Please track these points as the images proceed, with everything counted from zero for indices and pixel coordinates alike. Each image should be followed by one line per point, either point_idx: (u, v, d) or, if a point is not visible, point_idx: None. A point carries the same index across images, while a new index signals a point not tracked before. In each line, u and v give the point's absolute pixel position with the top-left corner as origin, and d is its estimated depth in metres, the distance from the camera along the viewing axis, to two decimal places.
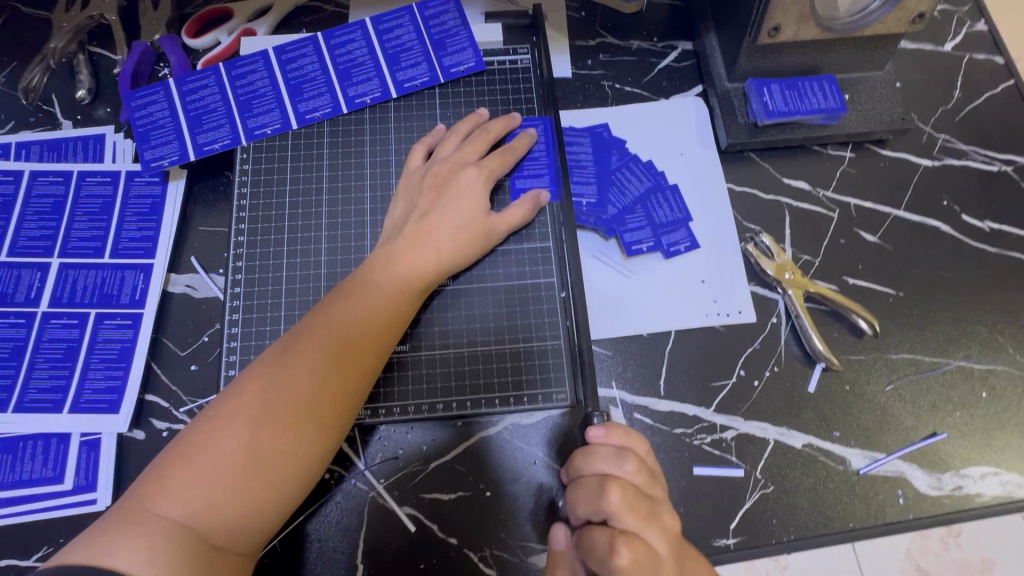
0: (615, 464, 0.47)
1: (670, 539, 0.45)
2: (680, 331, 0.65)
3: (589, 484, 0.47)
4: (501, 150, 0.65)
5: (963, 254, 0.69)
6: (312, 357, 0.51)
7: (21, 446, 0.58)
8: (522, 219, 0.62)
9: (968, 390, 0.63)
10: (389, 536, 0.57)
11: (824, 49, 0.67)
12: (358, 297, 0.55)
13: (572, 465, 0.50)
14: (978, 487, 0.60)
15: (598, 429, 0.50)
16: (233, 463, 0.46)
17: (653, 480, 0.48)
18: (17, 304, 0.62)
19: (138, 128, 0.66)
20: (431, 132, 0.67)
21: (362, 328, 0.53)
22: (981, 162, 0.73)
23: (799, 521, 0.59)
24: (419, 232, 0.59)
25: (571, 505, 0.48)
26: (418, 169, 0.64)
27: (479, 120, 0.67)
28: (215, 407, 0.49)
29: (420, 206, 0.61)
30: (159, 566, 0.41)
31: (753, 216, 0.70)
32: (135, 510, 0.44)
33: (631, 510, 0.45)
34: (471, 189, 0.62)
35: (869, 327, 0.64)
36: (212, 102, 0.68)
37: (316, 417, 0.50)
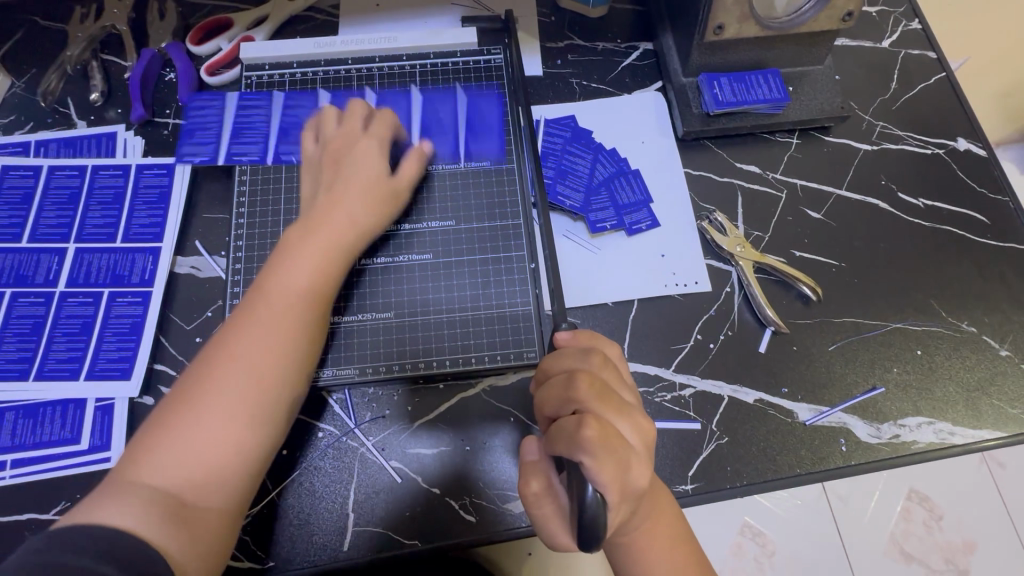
0: (582, 359, 0.50)
1: (636, 429, 0.47)
2: (642, 300, 0.71)
3: (557, 381, 0.49)
4: (378, 118, 0.70)
5: (900, 228, 0.75)
6: (252, 329, 0.56)
7: (40, 411, 0.63)
8: (416, 172, 0.70)
9: (905, 349, 0.70)
10: (378, 488, 0.63)
11: (767, 45, 0.75)
12: (286, 270, 0.60)
13: (542, 368, 0.52)
14: (914, 435, 0.66)
15: (565, 333, 0.55)
16: (200, 430, 0.52)
17: (622, 382, 0.51)
18: (37, 284, 0.68)
19: (189, 123, 0.74)
20: (319, 113, 0.72)
21: (295, 295, 0.59)
22: (916, 145, 0.80)
23: (751, 468, 0.65)
24: (329, 202, 0.64)
25: (540, 401, 0.50)
26: (314, 153, 0.69)
27: (363, 112, 0.71)
28: (176, 388, 0.54)
29: (324, 181, 0.66)
30: (141, 519, 0.47)
31: (708, 197, 0.76)
32: (119, 481, 0.49)
33: (598, 396, 0.47)
34: (369, 153, 0.67)
35: (813, 293, 0.71)
36: (259, 121, 0.74)
37: (265, 382, 0.55)
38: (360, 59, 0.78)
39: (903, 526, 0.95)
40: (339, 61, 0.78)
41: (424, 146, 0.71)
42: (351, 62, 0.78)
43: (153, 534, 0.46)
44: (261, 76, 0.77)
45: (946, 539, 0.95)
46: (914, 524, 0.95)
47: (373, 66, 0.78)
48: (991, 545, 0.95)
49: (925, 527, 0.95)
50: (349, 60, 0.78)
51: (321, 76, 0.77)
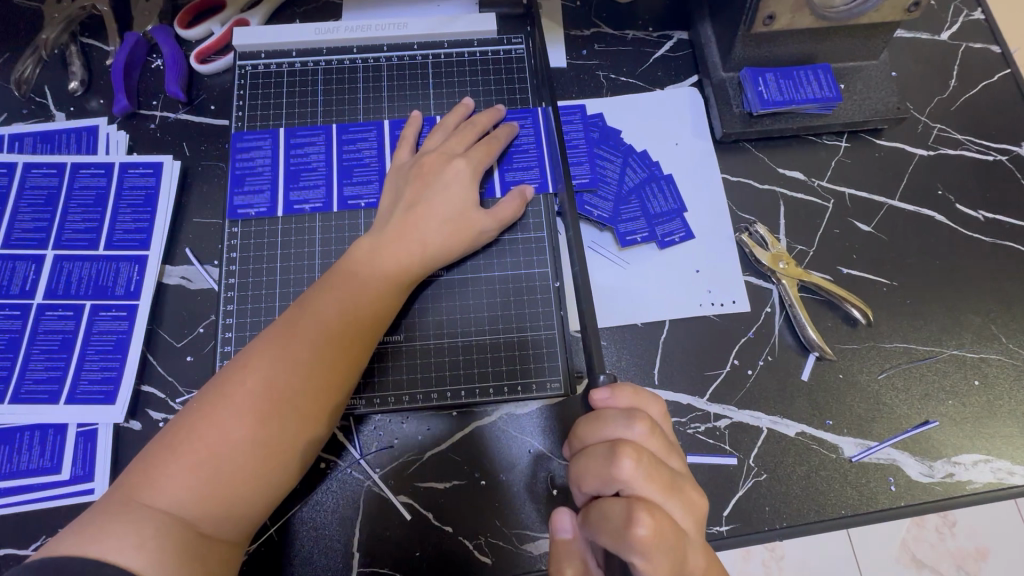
0: (626, 429, 0.47)
1: (686, 508, 0.45)
2: (674, 321, 0.65)
3: (599, 452, 0.47)
4: (487, 140, 0.65)
5: (957, 244, 0.69)
6: (301, 347, 0.51)
7: (18, 437, 0.58)
8: (513, 216, 0.63)
9: (961, 378, 0.64)
10: (385, 525, 0.58)
11: (819, 37, 0.67)
12: (342, 288, 0.55)
13: (579, 434, 0.49)
14: (969, 474, 0.61)
15: (604, 391, 0.49)
16: (232, 453, 0.47)
17: (668, 448, 0.48)
18: (12, 295, 0.62)
19: (236, 171, 0.66)
20: (411, 121, 0.67)
21: (351, 318, 0.54)
22: (977, 151, 0.73)
23: (792, 508, 0.59)
24: (407, 224, 0.59)
25: (579, 476, 0.47)
26: (407, 162, 0.64)
27: (465, 111, 0.67)
28: (204, 394, 0.49)
29: (407, 198, 0.61)
30: (142, 553, 0.42)
31: (747, 206, 0.70)
32: (125, 499, 0.44)
33: (646, 476, 0.44)
34: (459, 179, 0.62)
35: (863, 316, 0.64)
36: (315, 160, 0.67)
37: (305, 407, 0.50)
38: (366, 47, 0.71)
39: (914, 530, 0.84)
40: (342, 49, 0.71)
41: (526, 188, 0.64)
42: (356, 51, 0.71)
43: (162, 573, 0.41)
44: (256, 65, 0.70)
45: (957, 546, 0.84)
46: (926, 528, 0.84)
47: (381, 56, 0.71)
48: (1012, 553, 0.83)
49: (936, 532, 0.84)
50: (354, 48, 0.71)
51: (323, 65, 0.70)
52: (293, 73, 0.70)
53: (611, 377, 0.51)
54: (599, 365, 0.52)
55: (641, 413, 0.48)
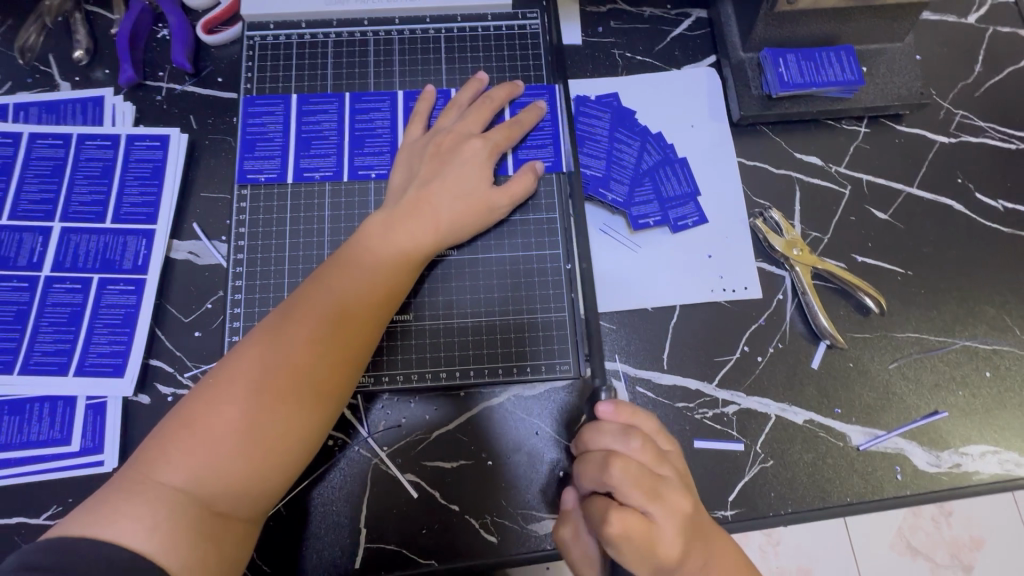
0: (620, 441, 0.47)
1: (671, 515, 0.45)
2: (685, 306, 0.64)
3: (593, 457, 0.48)
4: (508, 123, 0.63)
5: (975, 233, 0.68)
6: (311, 325, 0.51)
7: (28, 408, 0.58)
8: (524, 193, 0.62)
9: (972, 370, 0.63)
10: (392, 502, 0.58)
11: (843, 18, 0.65)
12: (353, 267, 0.55)
13: (581, 437, 0.50)
14: (976, 465, 0.61)
15: (607, 405, 0.50)
16: (242, 430, 0.47)
17: (662, 459, 0.47)
18: (19, 268, 0.62)
19: (246, 135, 0.65)
20: (424, 96, 0.65)
21: (363, 296, 0.54)
22: (1000, 139, 0.71)
23: (797, 495, 0.59)
24: (420, 200, 0.58)
25: (576, 474, 0.49)
26: (419, 138, 0.63)
27: (478, 87, 0.65)
28: (215, 372, 0.49)
29: (422, 174, 0.60)
30: (154, 533, 0.42)
31: (763, 191, 0.69)
32: (138, 476, 0.44)
33: (630, 484, 0.45)
34: (475, 160, 0.61)
35: (875, 305, 0.64)
36: (326, 129, 0.66)
37: (317, 386, 0.50)
38: (377, 20, 0.69)
39: (911, 519, 0.84)
40: (352, 21, 0.69)
41: (537, 163, 0.63)
42: (367, 23, 0.69)
43: (172, 552, 0.42)
44: (264, 36, 0.68)
45: (954, 535, 0.84)
46: (924, 518, 0.84)
47: (392, 29, 0.69)
48: (1006, 543, 0.84)
49: (933, 521, 0.84)
50: (364, 20, 0.69)
51: (333, 38, 0.69)
52: (302, 46, 0.68)
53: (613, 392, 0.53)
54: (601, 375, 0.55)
55: (639, 428, 0.48)
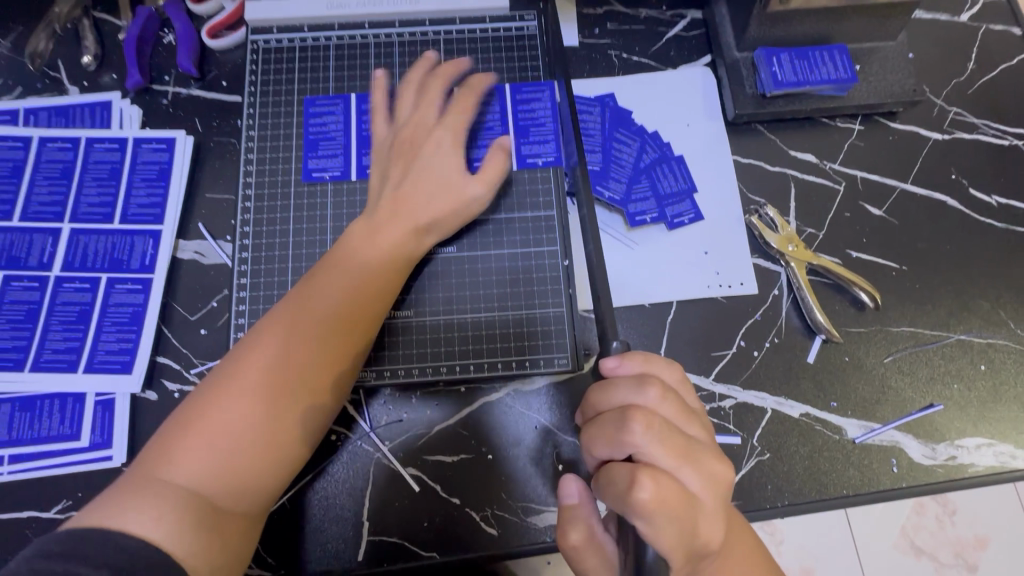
0: (638, 394, 0.47)
1: (702, 477, 0.45)
2: (682, 301, 0.65)
3: (609, 417, 0.47)
4: (463, 104, 0.64)
5: (969, 229, 0.68)
6: (308, 324, 0.53)
7: (39, 404, 0.60)
8: (497, 175, 0.62)
9: (967, 363, 0.64)
10: (395, 495, 0.59)
11: (836, 17, 0.66)
12: (344, 268, 0.56)
13: (591, 401, 0.50)
14: (972, 457, 0.61)
15: (614, 360, 0.50)
16: (245, 433, 0.48)
17: (684, 415, 0.48)
18: (30, 268, 0.63)
19: (309, 135, 0.67)
20: (375, 87, 0.66)
21: (356, 295, 0.55)
22: (993, 135, 0.72)
23: (794, 487, 0.60)
24: (395, 200, 0.60)
25: (588, 441, 0.48)
26: (385, 135, 0.64)
27: (428, 71, 0.66)
28: (215, 375, 0.51)
29: (394, 172, 0.61)
30: (161, 527, 0.43)
31: (758, 188, 0.69)
32: (142, 477, 0.46)
33: (656, 443, 0.45)
34: (439, 149, 0.62)
35: (870, 300, 0.65)
36: (334, 130, 0.67)
37: (314, 383, 0.52)
38: (378, 23, 0.71)
39: (915, 518, 0.84)
40: (354, 25, 0.71)
41: (506, 143, 0.64)
42: (368, 26, 0.71)
43: (184, 545, 0.43)
44: (268, 40, 0.70)
45: (957, 535, 0.84)
46: (927, 515, 0.84)
47: (392, 32, 0.71)
48: (1010, 541, 0.83)
49: (937, 520, 0.84)
50: (365, 24, 0.71)
51: (335, 41, 0.70)
52: (305, 50, 0.70)
53: (623, 345, 0.52)
54: (611, 328, 0.53)
55: (653, 379, 0.48)
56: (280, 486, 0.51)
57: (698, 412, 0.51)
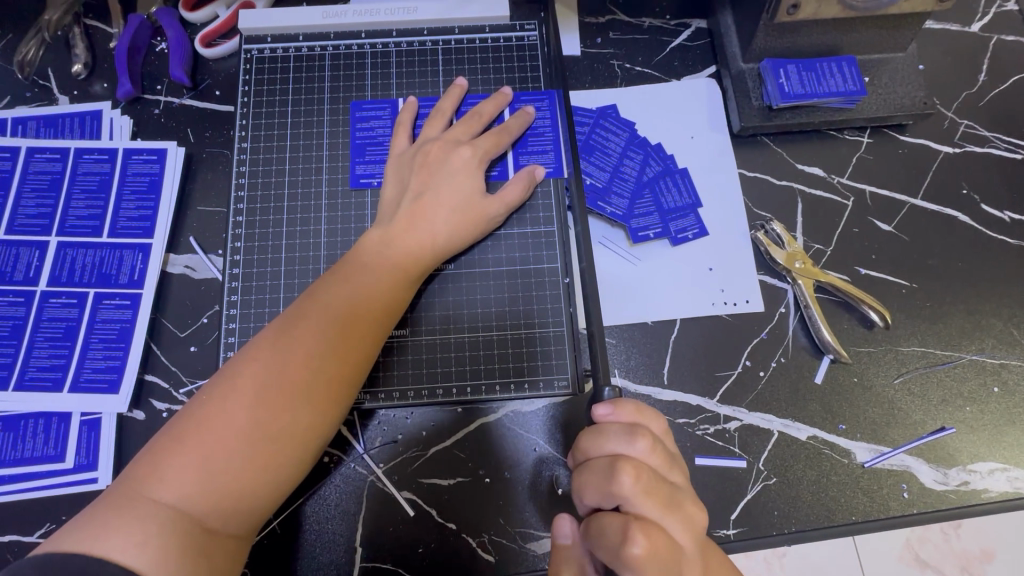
0: (627, 445, 0.46)
1: (687, 525, 0.44)
2: (686, 320, 0.63)
3: (599, 466, 0.46)
4: (497, 130, 0.63)
5: (981, 245, 0.66)
6: (312, 338, 0.51)
7: (22, 424, 0.58)
8: (518, 200, 0.61)
9: (980, 385, 0.62)
10: (388, 520, 0.57)
11: (844, 28, 0.65)
12: (352, 280, 0.54)
13: (581, 446, 0.48)
14: (985, 482, 0.59)
15: (606, 407, 0.48)
16: (239, 450, 0.46)
17: (670, 463, 0.47)
18: (16, 283, 0.62)
19: (357, 140, 0.66)
20: (405, 108, 0.65)
21: (363, 308, 0.53)
22: (1005, 149, 0.70)
23: (802, 513, 0.58)
24: (415, 213, 0.58)
25: (579, 488, 0.47)
26: (406, 150, 0.63)
27: (457, 91, 0.65)
28: (214, 387, 0.49)
29: (414, 187, 0.59)
30: (145, 552, 0.41)
31: (764, 202, 0.68)
32: (130, 494, 0.44)
33: (645, 494, 0.44)
34: (465, 168, 0.60)
35: (880, 319, 0.62)
36: (381, 134, 0.66)
37: (316, 400, 0.50)
38: (375, 32, 0.69)
39: (920, 531, 0.77)
40: (350, 34, 0.69)
41: (536, 168, 0.63)
42: (364, 36, 0.69)
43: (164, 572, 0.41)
44: (262, 49, 0.68)
45: (962, 548, 0.77)
46: (932, 529, 0.77)
47: (389, 41, 0.69)
48: None
49: (941, 533, 0.78)
50: (361, 33, 0.69)
51: (331, 51, 0.69)
52: (300, 59, 0.68)
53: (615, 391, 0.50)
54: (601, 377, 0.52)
55: (644, 429, 0.47)
56: (269, 514, 0.49)
57: (678, 457, 0.50)
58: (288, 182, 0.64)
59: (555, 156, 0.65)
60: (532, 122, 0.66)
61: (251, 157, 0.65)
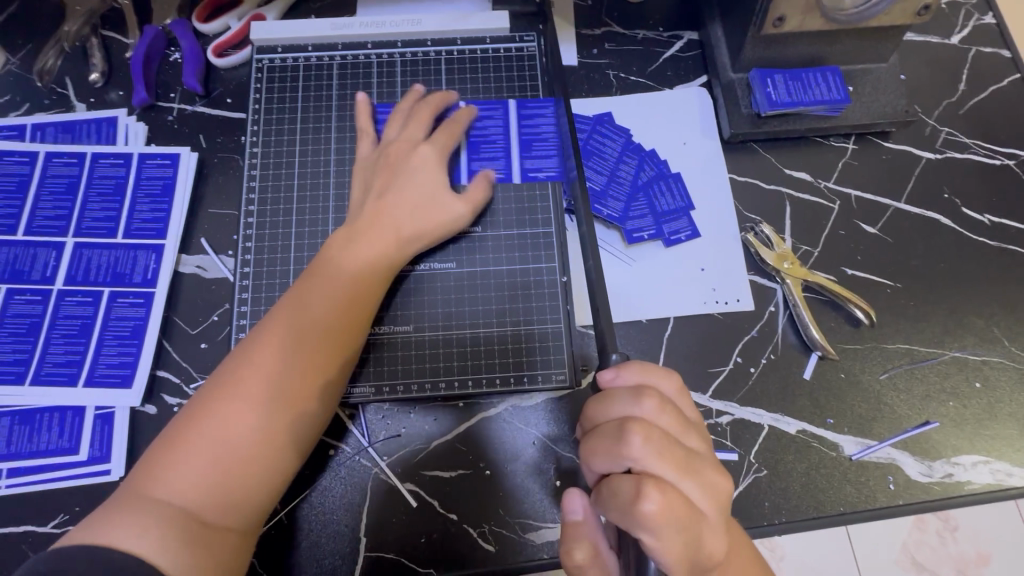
0: (633, 406, 0.48)
1: (704, 488, 0.46)
2: (679, 318, 0.66)
3: (608, 430, 0.48)
4: (446, 126, 0.66)
5: (963, 246, 0.69)
6: (284, 336, 0.53)
7: (38, 418, 0.60)
8: (482, 197, 0.64)
9: (962, 380, 0.64)
10: (392, 511, 0.59)
11: (828, 40, 0.68)
12: (322, 280, 0.57)
13: (589, 414, 0.50)
14: (968, 475, 0.61)
15: (610, 373, 0.51)
16: (229, 445, 0.48)
17: (683, 427, 0.48)
18: (33, 282, 0.64)
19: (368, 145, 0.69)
20: (410, 94, 0.68)
21: (337, 305, 0.55)
22: (985, 155, 0.73)
23: (792, 504, 0.60)
24: (378, 212, 0.60)
25: (588, 455, 0.49)
26: (369, 154, 0.65)
27: (415, 96, 0.68)
28: (200, 394, 0.51)
29: (377, 186, 0.62)
30: (146, 543, 0.43)
31: (754, 206, 0.70)
32: (129, 495, 0.46)
33: (656, 454, 0.45)
34: (426, 166, 0.63)
35: (865, 317, 0.65)
36: None
37: (295, 392, 0.52)
38: (380, 43, 0.72)
39: (916, 533, 0.79)
40: (356, 44, 0.72)
41: (491, 170, 0.66)
42: (370, 46, 0.72)
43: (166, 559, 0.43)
44: (272, 59, 0.71)
45: (959, 550, 0.79)
46: (928, 531, 0.79)
47: (394, 51, 0.72)
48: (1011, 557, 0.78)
49: (938, 535, 0.79)
50: (367, 44, 0.72)
51: (338, 60, 0.72)
52: (308, 69, 0.71)
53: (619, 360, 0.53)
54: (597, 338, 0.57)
55: (650, 390, 0.49)
56: (277, 502, 0.51)
57: (698, 422, 0.51)
58: (296, 186, 0.67)
59: (553, 160, 0.68)
60: (474, 121, 0.69)
61: (261, 161, 0.68)
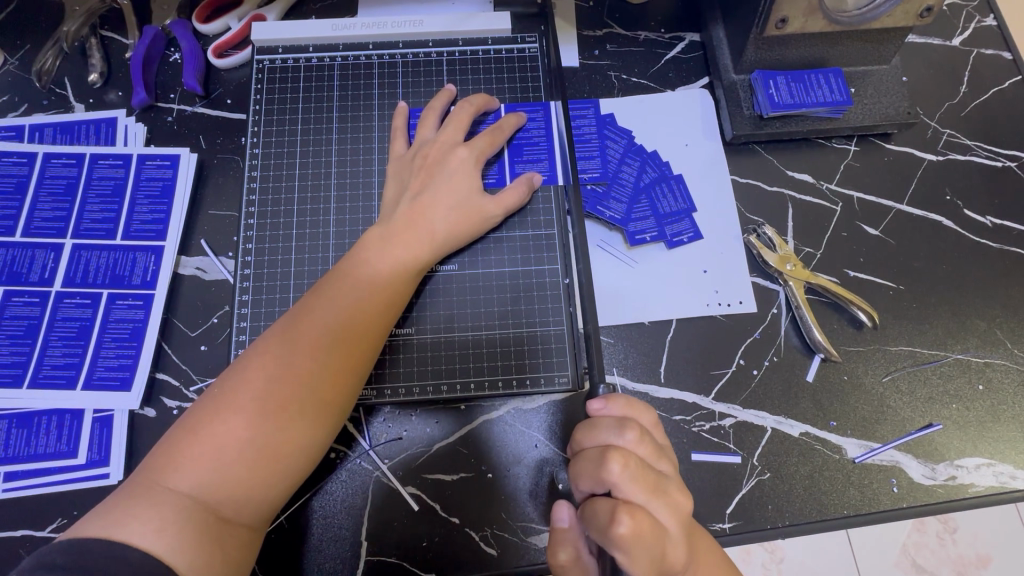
0: (616, 436, 0.48)
1: (672, 509, 0.46)
2: (681, 320, 0.66)
3: (591, 455, 0.48)
4: (491, 131, 0.66)
5: (965, 248, 0.69)
6: (315, 333, 0.52)
7: (36, 421, 0.59)
8: (517, 203, 0.64)
9: (965, 383, 0.64)
10: (393, 514, 0.59)
11: (830, 42, 0.68)
12: (353, 278, 0.56)
13: (576, 438, 0.51)
14: (972, 477, 0.61)
15: (599, 401, 0.51)
16: (249, 442, 0.48)
17: (658, 454, 0.49)
18: (31, 283, 0.63)
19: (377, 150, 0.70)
20: (442, 94, 0.68)
21: (366, 305, 0.55)
22: (987, 157, 0.73)
23: (796, 508, 0.60)
24: (414, 213, 0.60)
25: (575, 476, 0.49)
26: (405, 154, 0.65)
27: (445, 96, 0.68)
28: (224, 382, 0.50)
29: (413, 188, 0.62)
30: (162, 537, 0.43)
31: (755, 207, 0.70)
32: (147, 484, 0.45)
33: (631, 480, 0.45)
34: (463, 168, 0.63)
35: (868, 319, 0.65)
36: None
37: (322, 393, 0.51)
38: (382, 44, 0.72)
39: (916, 536, 0.79)
40: (358, 45, 0.72)
41: (534, 175, 0.65)
42: (372, 47, 0.72)
43: (181, 558, 0.42)
44: (273, 60, 0.71)
45: (959, 553, 0.79)
46: (928, 534, 0.79)
47: (396, 52, 0.72)
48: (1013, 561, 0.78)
49: (938, 539, 0.79)
50: (369, 45, 0.72)
51: (339, 61, 0.71)
52: (309, 70, 0.71)
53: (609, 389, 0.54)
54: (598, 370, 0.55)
55: (633, 421, 0.49)
56: (277, 506, 0.50)
57: (671, 453, 0.52)
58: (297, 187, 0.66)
59: (554, 162, 0.68)
60: (523, 127, 0.68)
61: (261, 163, 0.67)
